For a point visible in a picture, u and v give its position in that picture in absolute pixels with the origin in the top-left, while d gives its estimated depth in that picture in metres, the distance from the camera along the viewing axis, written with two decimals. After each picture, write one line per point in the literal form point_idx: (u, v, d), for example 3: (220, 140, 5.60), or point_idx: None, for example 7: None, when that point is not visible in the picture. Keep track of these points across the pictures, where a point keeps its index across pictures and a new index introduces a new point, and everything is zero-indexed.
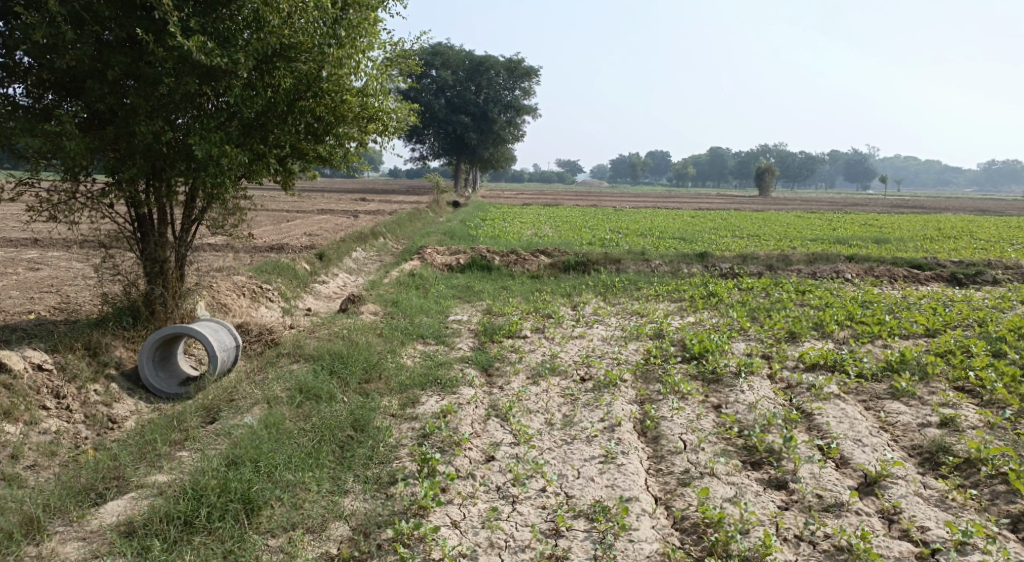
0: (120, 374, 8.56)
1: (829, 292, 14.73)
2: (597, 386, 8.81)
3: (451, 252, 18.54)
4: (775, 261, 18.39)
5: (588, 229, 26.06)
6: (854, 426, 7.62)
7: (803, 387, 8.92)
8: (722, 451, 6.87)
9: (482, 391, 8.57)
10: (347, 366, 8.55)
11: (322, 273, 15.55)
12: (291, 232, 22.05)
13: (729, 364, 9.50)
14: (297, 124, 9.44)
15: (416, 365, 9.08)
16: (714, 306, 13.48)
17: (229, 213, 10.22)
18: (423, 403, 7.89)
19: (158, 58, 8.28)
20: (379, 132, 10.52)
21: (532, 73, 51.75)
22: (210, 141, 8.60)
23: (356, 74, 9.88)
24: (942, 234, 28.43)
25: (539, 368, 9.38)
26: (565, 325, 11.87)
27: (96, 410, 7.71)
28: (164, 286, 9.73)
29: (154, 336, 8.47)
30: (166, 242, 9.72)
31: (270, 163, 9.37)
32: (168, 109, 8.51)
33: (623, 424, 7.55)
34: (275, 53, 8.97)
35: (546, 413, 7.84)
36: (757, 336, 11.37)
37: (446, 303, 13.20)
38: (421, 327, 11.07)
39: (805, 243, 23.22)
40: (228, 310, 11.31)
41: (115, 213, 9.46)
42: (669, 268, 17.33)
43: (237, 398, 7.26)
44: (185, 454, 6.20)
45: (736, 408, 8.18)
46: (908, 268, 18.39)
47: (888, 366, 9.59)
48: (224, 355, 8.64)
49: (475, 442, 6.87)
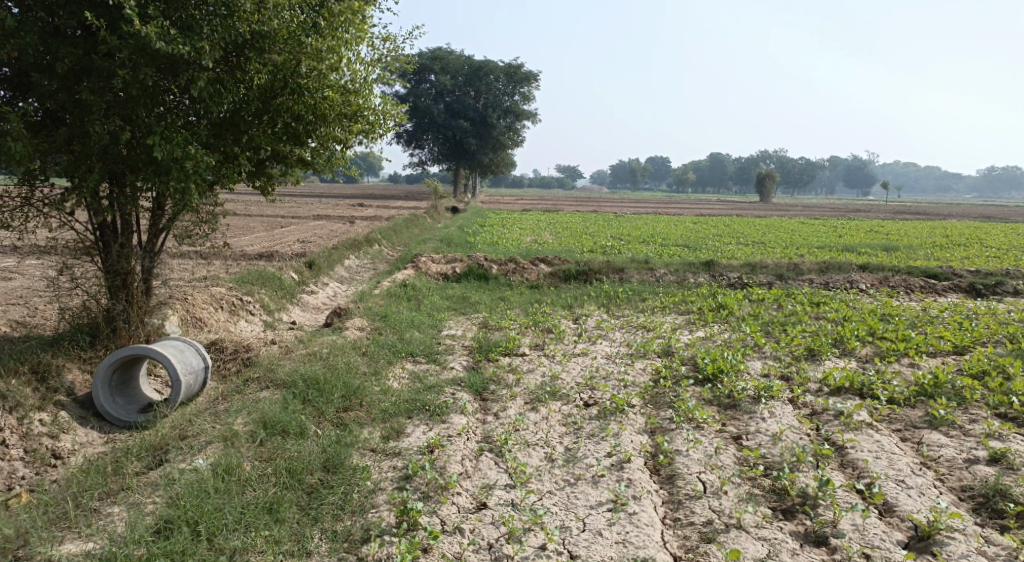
0: (71, 402, 7.73)
1: (845, 303, 13.87)
2: (603, 413, 7.93)
3: (447, 260, 17.65)
4: (785, 271, 17.51)
5: (589, 236, 25.21)
6: (893, 463, 6.74)
7: (830, 414, 8.03)
8: (748, 496, 6.01)
9: (475, 419, 7.68)
10: (322, 392, 7.65)
11: (311, 282, 14.67)
12: (283, 239, 21.14)
13: (748, 387, 8.60)
14: (274, 125, 8.61)
15: (403, 389, 8.21)
16: (725, 320, 12.58)
17: (201, 220, 9.35)
18: (408, 434, 7.05)
19: (112, 48, 7.31)
20: (364, 134, 9.65)
21: (532, 77, 50.86)
22: (174, 141, 7.69)
23: (339, 69, 9.02)
24: (952, 241, 27.54)
25: (538, 392, 8.49)
26: (566, 341, 10.99)
27: (39, 444, 6.91)
28: (128, 301, 8.83)
29: (109, 358, 7.60)
30: (129, 253, 8.80)
31: (243, 166, 8.49)
32: (128, 107, 7.56)
33: (633, 461, 6.68)
34: (244, 43, 8.05)
35: (546, 447, 6.96)
36: (773, 354, 10.47)
37: (440, 316, 12.34)
38: (411, 344, 10.20)
39: (813, 251, 22.37)
40: (203, 325, 10.45)
41: (74, 221, 8.57)
42: (675, 277, 16.45)
43: (192, 435, 6.38)
44: (118, 510, 5.35)
45: (758, 440, 7.30)
46: (923, 278, 17.51)
47: (921, 391, 8.71)
48: (189, 379, 7.78)
49: (463, 486, 6.02)
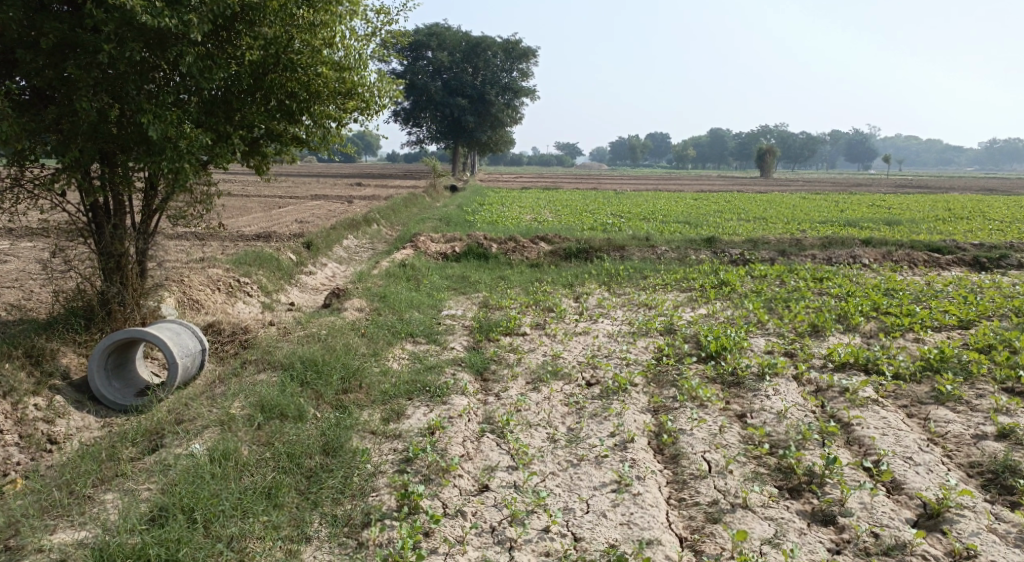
0: (67, 386, 7.64)
1: (848, 278, 13.73)
2: (605, 392, 7.83)
3: (447, 239, 17.50)
4: (787, 246, 17.36)
5: (589, 214, 25.03)
6: (901, 440, 6.65)
7: (835, 390, 7.93)
8: (754, 475, 5.93)
9: (476, 400, 7.58)
10: (320, 374, 7.54)
11: (310, 263, 14.53)
12: (282, 220, 20.99)
13: (752, 364, 8.50)
14: (267, 102, 8.43)
15: (402, 370, 8.11)
16: (727, 297, 12.45)
17: (196, 200, 9.19)
18: (408, 416, 6.96)
19: (97, 23, 7.12)
20: (359, 111, 9.47)
21: (530, 53, 50.32)
22: (165, 120, 7.51)
23: (333, 44, 8.82)
24: (955, 215, 27.34)
25: (539, 372, 8.39)
26: (567, 320, 10.87)
27: (34, 429, 6.82)
28: (123, 284, 8.70)
29: (105, 341, 7.50)
30: (123, 235, 8.67)
31: (236, 146, 8.32)
32: (116, 84, 7.38)
33: (637, 440, 6.59)
34: (233, 17, 7.88)
35: (548, 427, 6.87)
36: (777, 331, 10.36)
37: (440, 296, 12.21)
38: (410, 324, 10.08)
39: (815, 226, 22.20)
40: (201, 307, 10.33)
41: (65, 202, 8.42)
42: (676, 254, 16.30)
43: (188, 420, 6.29)
44: (114, 496, 5.27)
45: (763, 418, 7.21)
46: (927, 252, 17.35)
47: (927, 366, 8.60)
48: (186, 361, 7.69)
49: (465, 468, 5.94)
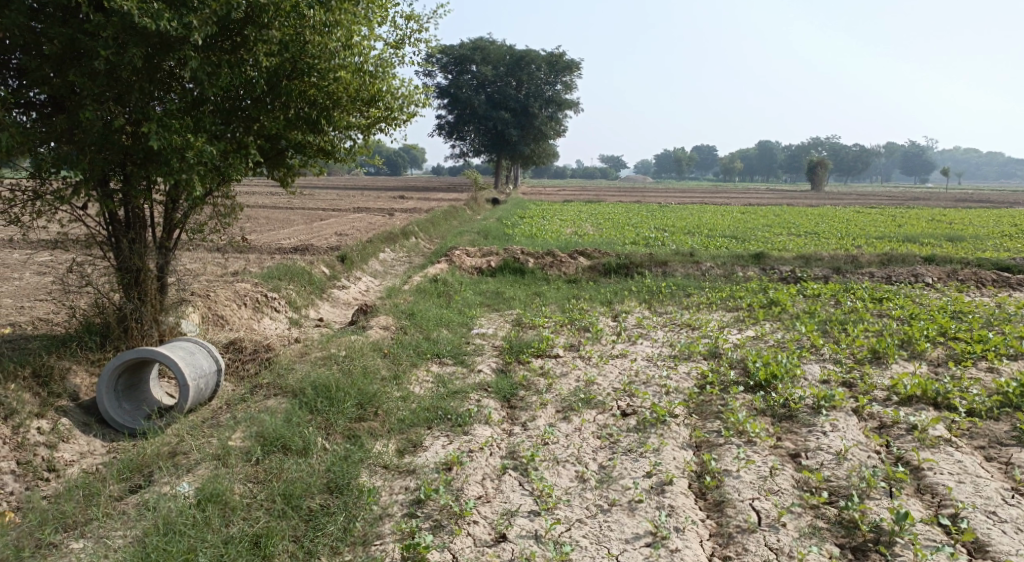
0: (76, 407, 7.20)
1: (910, 299, 12.79)
2: (643, 424, 7.14)
3: (484, 254, 16.94)
4: (842, 264, 16.40)
5: (632, 228, 24.29)
6: (980, 489, 5.88)
7: (901, 428, 7.11)
8: (810, 531, 5.30)
9: (501, 430, 6.95)
10: (334, 399, 7.00)
11: (343, 277, 14.12)
12: (321, 233, 20.71)
13: (806, 395, 7.72)
14: (286, 110, 8.01)
15: (424, 395, 7.55)
16: (777, 318, 11.62)
17: (217, 213, 8.69)
18: (426, 448, 6.40)
19: (97, 27, 6.74)
20: (384, 120, 9.00)
21: (574, 66, 49.72)
22: (171, 128, 7.07)
23: (353, 49, 8.37)
24: (1021, 232, 25.77)
25: (571, 400, 7.73)
26: (604, 342, 10.19)
27: (33, 455, 6.37)
28: (140, 299, 8.23)
29: (113, 361, 7.06)
30: (142, 249, 8.15)
31: (252, 156, 7.88)
32: (122, 92, 7.00)
33: (676, 483, 5.91)
34: (244, 19, 7.45)
35: (577, 465, 6.21)
36: (833, 357, 9.51)
37: (471, 313, 11.65)
38: (437, 344, 9.54)
39: (870, 242, 21.10)
40: (222, 323, 9.90)
41: (84, 214, 7.98)
42: (722, 270, 15.47)
43: (184, 455, 5.80)
44: (96, 545, 4.79)
45: (819, 459, 6.45)
46: (995, 271, 16.22)
47: (1005, 401, 7.71)
48: (200, 383, 7.20)
49: (481, 512, 5.37)
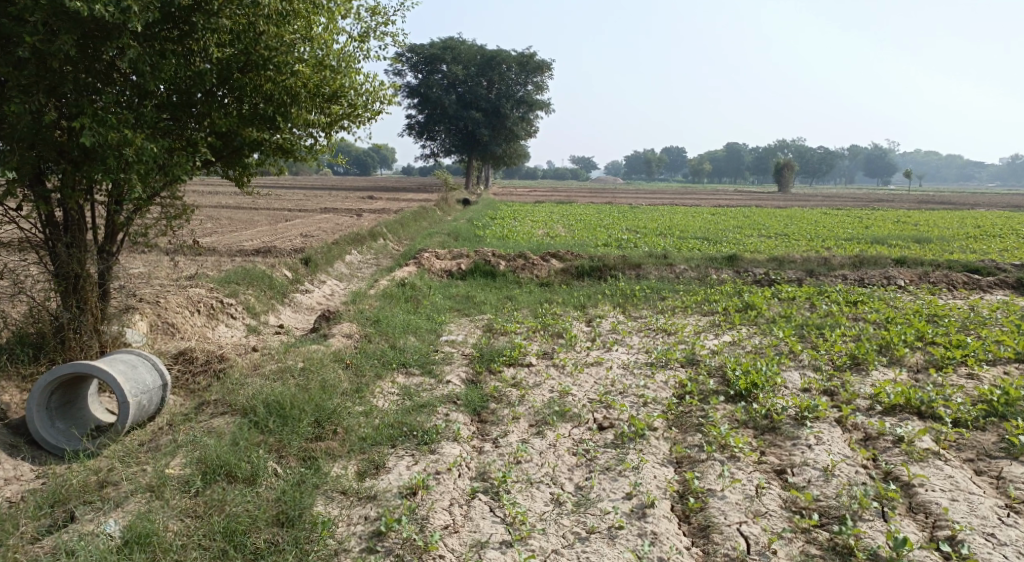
0: (4, 428, 6.59)
1: (885, 303, 12.57)
2: (620, 438, 6.74)
3: (454, 256, 16.45)
4: (815, 266, 16.20)
5: (603, 229, 23.97)
6: (975, 507, 5.59)
7: (887, 440, 6.80)
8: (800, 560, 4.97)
9: (471, 448, 6.50)
10: (289, 417, 6.50)
11: (307, 281, 13.55)
12: (285, 234, 20.05)
13: (789, 406, 7.38)
14: (240, 105, 7.52)
15: (388, 410, 7.06)
16: (753, 322, 11.31)
17: (165, 214, 8.04)
18: (388, 469, 5.93)
19: (23, 11, 6.14)
20: (345, 117, 8.49)
21: (544, 66, 49.35)
22: (108, 123, 6.51)
23: (312, 42, 7.90)
24: (986, 233, 25.94)
25: (544, 413, 7.29)
26: (578, 348, 9.78)
27: None
28: (80, 308, 7.61)
29: (46, 377, 6.49)
30: (80, 254, 7.52)
31: (201, 155, 7.40)
32: (53, 83, 6.41)
33: (657, 506, 5.53)
34: (191, 6, 6.87)
35: (553, 486, 5.79)
36: (812, 363, 9.19)
37: (439, 319, 11.18)
38: (403, 353, 9.05)
39: (840, 244, 21.00)
40: (173, 331, 9.32)
41: (16, 216, 7.35)
42: (696, 273, 15.17)
43: (116, 484, 5.32)
44: None
45: (806, 476, 6.11)
46: (965, 273, 16.14)
47: (991, 409, 7.44)
48: (142, 400, 6.66)
49: (448, 545, 4.97)
